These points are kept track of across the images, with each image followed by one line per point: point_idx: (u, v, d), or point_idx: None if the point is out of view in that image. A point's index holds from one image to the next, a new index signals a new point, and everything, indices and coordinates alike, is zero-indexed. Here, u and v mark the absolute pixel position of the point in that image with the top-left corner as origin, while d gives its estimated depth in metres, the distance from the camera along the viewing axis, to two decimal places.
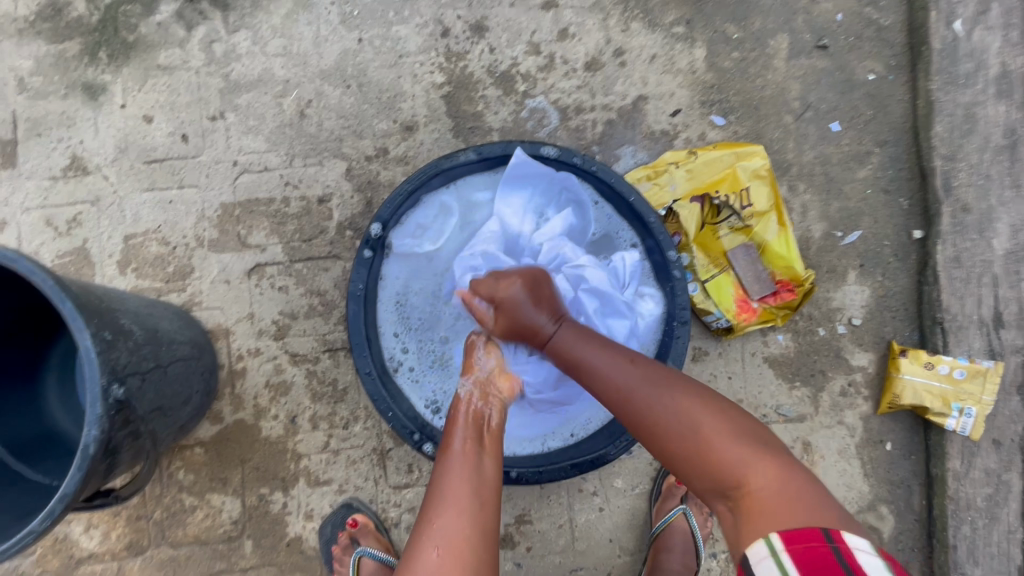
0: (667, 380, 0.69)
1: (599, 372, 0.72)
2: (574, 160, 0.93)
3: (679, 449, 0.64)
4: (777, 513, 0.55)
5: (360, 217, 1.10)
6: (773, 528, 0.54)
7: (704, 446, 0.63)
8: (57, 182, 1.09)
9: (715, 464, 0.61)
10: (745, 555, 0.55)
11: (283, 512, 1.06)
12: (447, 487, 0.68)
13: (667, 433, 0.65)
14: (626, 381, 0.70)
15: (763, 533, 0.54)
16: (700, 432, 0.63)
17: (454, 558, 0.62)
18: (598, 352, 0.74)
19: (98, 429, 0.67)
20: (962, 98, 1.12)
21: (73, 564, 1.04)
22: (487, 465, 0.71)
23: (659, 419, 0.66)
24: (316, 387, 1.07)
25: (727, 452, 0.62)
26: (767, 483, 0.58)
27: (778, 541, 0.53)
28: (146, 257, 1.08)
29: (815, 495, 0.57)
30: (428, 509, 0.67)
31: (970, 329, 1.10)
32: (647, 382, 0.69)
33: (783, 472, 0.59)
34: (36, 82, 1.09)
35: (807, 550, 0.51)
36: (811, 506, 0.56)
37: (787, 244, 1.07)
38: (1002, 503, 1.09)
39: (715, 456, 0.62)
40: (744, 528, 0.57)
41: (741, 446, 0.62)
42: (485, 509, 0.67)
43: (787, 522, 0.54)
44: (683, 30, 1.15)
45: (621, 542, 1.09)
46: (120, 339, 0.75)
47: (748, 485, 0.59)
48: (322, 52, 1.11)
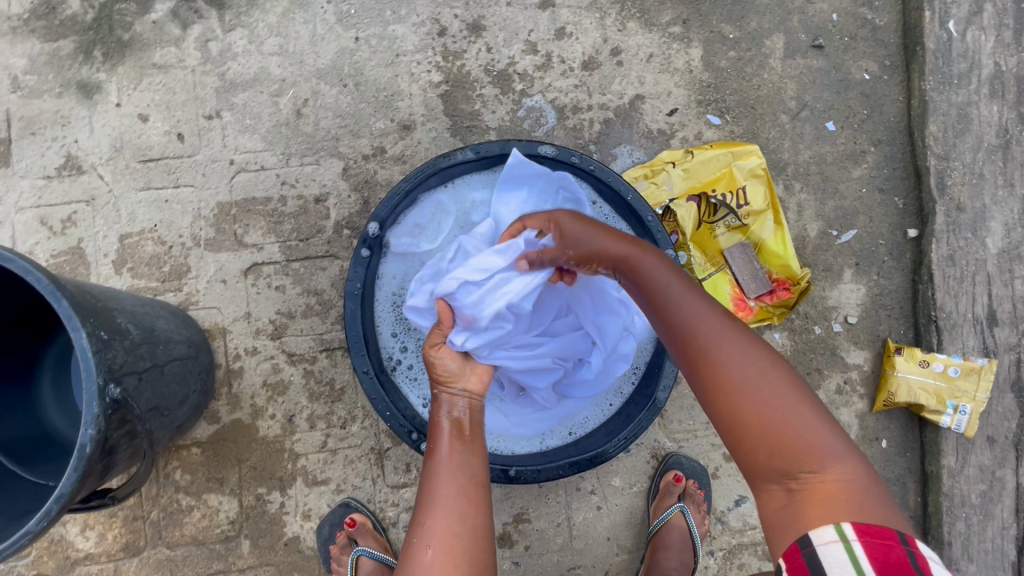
0: (749, 339, 0.65)
1: (681, 318, 0.67)
2: (571, 160, 0.95)
3: (752, 413, 0.60)
4: (850, 508, 0.55)
5: (357, 216, 1.09)
6: (844, 517, 0.54)
7: (784, 413, 0.59)
8: (52, 181, 1.08)
9: (790, 440, 0.58)
10: (808, 535, 0.54)
11: (281, 511, 1.06)
12: (436, 488, 0.68)
13: (741, 396, 0.61)
14: (710, 331, 0.65)
15: (835, 521, 0.54)
16: (777, 396, 0.60)
17: (447, 555, 0.62)
18: (687, 299, 0.68)
19: (94, 429, 0.67)
20: (955, 98, 1.13)
21: (69, 565, 1.03)
22: (471, 457, 0.71)
23: (738, 378, 0.62)
24: (313, 387, 1.07)
25: (803, 424, 0.59)
26: (843, 476, 0.57)
27: (850, 530, 0.52)
28: (142, 256, 1.07)
29: (879, 497, 0.56)
30: (424, 506, 0.67)
31: (964, 327, 1.11)
32: (732, 339, 0.64)
33: (855, 470, 0.58)
34: (30, 81, 1.09)
35: (882, 548, 0.51)
36: (884, 513, 0.55)
37: (783, 243, 1.09)
38: (996, 500, 1.10)
39: (793, 428, 0.59)
40: (806, 514, 0.55)
41: (821, 430, 0.59)
42: (473, 505, 0.67)
43: (859, 515, 0.54)
44: (679, 30, 1.15)
45: (618, 540, 1.09)
46: (116, 338, 0.75)
47: (823, 473, 0.57)
48: (319, 51, 1.11)
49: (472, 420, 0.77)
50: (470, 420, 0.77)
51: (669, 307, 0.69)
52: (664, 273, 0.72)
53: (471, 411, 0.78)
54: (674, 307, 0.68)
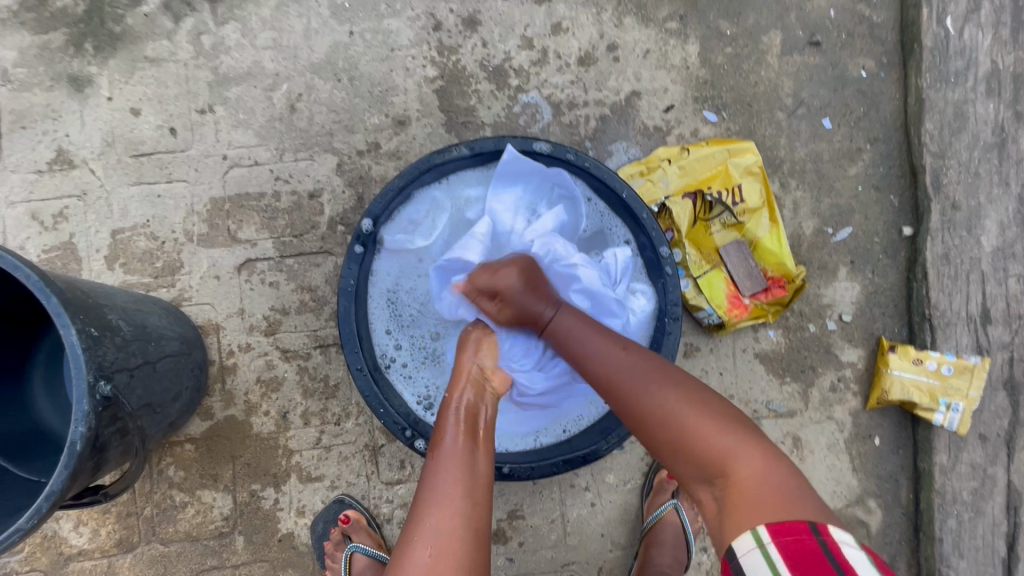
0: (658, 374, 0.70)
1: (595, 357, 0.75)
2: (566, 156, 0.93)
3: (659, 431, 0.67)
4: (769, 504, 0.57)
5: (351, 213, 1.09)
6: (760, 520, 0.56)
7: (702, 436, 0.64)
8: (43, 175, 1.07)
9: (699, 451, 0.63)
10: (733, 548, 0.57)
11: (275, 508, 1.06)
12: (438, 484, 0.68)
13: (648, 420, 0.67)
14: (621, 364, 0.73)
15: (752, 525, 0.56)
16: (681, 413, 0.66)
17: (445, 557, 0.62)
18: (595, 341, 0.77)
19: (85, 426, 0.67)
20: (952, 96, 1.13)
21: (62, 561, 1.03)
22: (479, 454, 0.72)
23: (646, 407, 0.68)
24: (307, 383, 1.07)
25: (703, 431, 0.64)
26: (749, 468, 0.61)
27: (766, 533, 0.55)
28: (134, 251, 1.07)
29: (788, 485, 0.59)
30: (428, 503, 0.66)
31: (958, 325, 1.11)
32: (636, 369, 0.71)
33: (756, 454, 0.62)
34: (21, 74, 1.07)
35: (795, 543, 0.53)
36: (794, 500, 0.57)
37: (778, 241, 1.09)
38: (988, 497, 1.10)
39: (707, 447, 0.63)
40: (730, 522, 0.58)
41: (723, 435, 0.63)
42: (478, 508, 0.67)
43: (771, 515, 0.56)
44: (676, 25, 1.15)
45: (612, 537, 1.09)
46: (107, 335, 0.74)
47: (731, 471, 0.61)
48: (313, 46, 1.10)
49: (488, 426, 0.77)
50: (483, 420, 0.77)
51: (578, 348, 0.77)
52: (574, 321, 0.81)
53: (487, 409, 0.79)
54: (582, 352, 0.77)
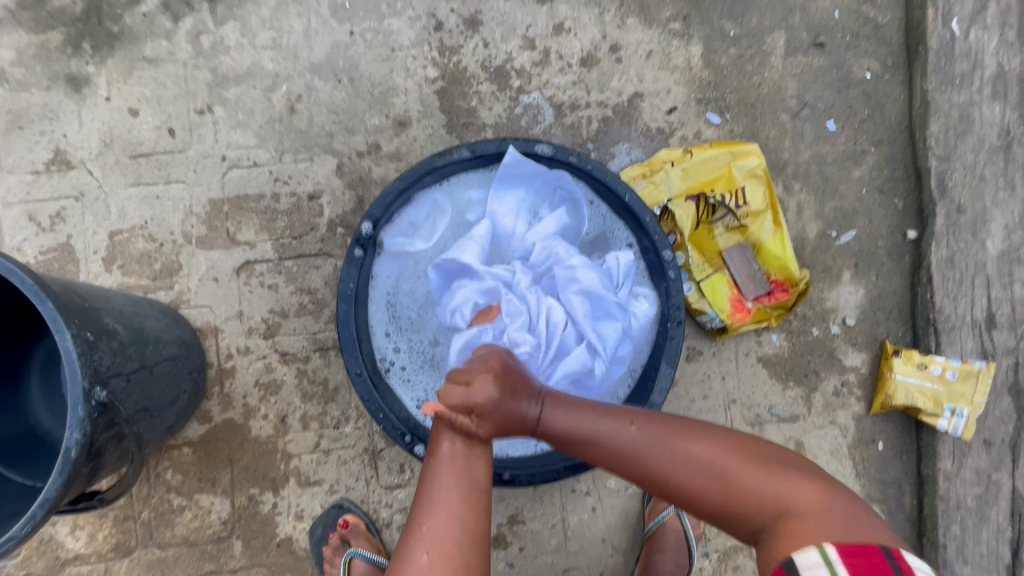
0: (686, 429, 0.69)
1: (615, 450, 0.69)
2: (569, 159, 0.92)
3: (709, 488, 0.64)
4: (830, 532, 0.56)
5: (351, 214, 1.08)
6: (827, 539, 0.55)
7: (750, 481, 0.63)
8: (40, 176, 1.06)
9: (753, 500, 0.62)
10: (790, 558, 0.55)
11: (273, 512, 1.05)
12: (434, 488, 0.67)
13: (694, 480, 0.65)
14: (640, 441, 0.68)
15: (819, 543, 0.55)
16: (733, 469, 0.65)
17: (442, 558, 0.61)
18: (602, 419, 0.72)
19: (79, 432, 0.66)
20: (958, 98, 1.11)
21: (59, 565, 1.02)
22: (479, 452, 0.71)
23: (687, 467, 0.66)
24: (306, 386, 1.06)
25: (753, 475, 0.64)
26: (804, 502, 0.61)
27: (834, 551, 0.53)
28: (132, 253, 1.06)
29: (845, 513, 0.59)
30: (422, 509, 0.66)
31: (962, 329, 1.10)
32: (667, 433, 0.69)
33: (803, 492, 0.62)
34: (18, 74, 1.07)
35: (869, 564, 0.52)
36: (853, 523, 0.57)
37: (782, 244, 1.08)
38: (992, 503, 1.09)
39: (756, 492, 0.62)
40: (792, 544, 0.56)
41: (770, 478, 0.63)
42: (476, 513, 0.66)
43: (841, 537, 0.55)
44: (679, 26, 1.14)
45: (613, 542, 1.08)
46: (103, 339, 0.73)
47: (786, 509, 0.60)
48: (313, 46, 1.09)
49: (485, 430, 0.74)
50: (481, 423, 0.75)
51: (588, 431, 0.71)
52: (567, 406, 0.73)
53: None
54: (592, 433, 0.70)
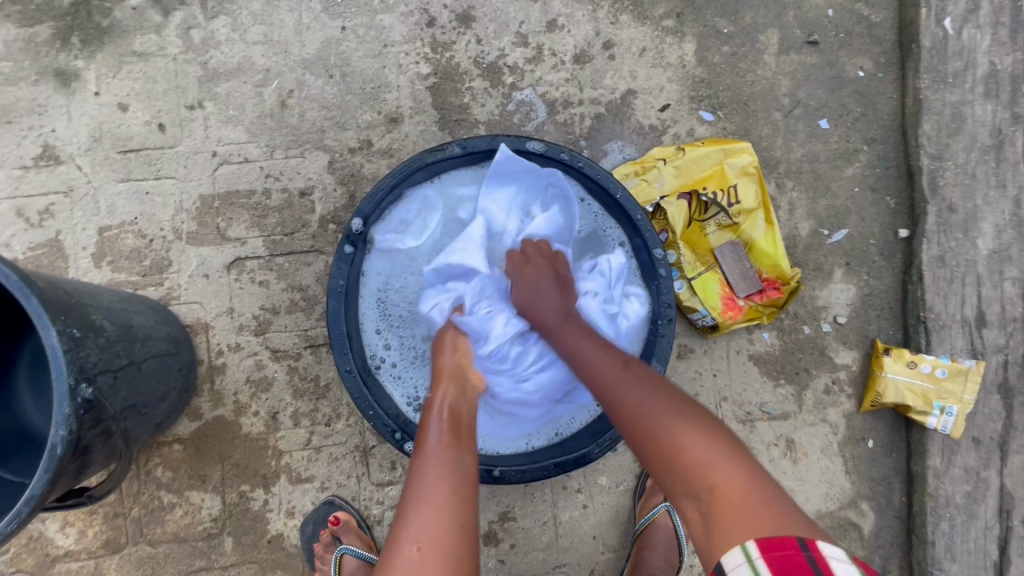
0: (653, 383, 0.71)
1: (599, 372, 0.74)
2: (560, 156, 0.92)
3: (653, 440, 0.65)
4: (749, 522, 0.54)
5: (343, 211, 1.07)
6: (750, 535, 0.53)
7: (688, 442, 0.62)
8: (28, 171, 1.05)
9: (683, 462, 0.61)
10: (720, 562, 0.54)
11: (264, 509, 1.05)
12: (420, 484, 0.67)
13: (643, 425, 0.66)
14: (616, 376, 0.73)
15: (741, 540, 0.53)
16: (679, 427, 0.64)
17: (433, 550, 0.60)
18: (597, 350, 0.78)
19: (65, 429, 0.65)
20: (950, 97, 1.12)
21: (48, 562, 1.02)
22: (467, 450, 0.72)
23: (647, 414, 0.67)
24: (297, 383, 1.06)
25: (695, 437, 0.63)
26: (738, 475, 0.59)
27: (754, 548, 0.52)
28: (121, 249, 1.05)
29: (773, 499, 0.57)
30: (410, 502, 0.65)
31: (953, 328, 1.10)
32: (637, 383, 0.71)
33: (740, 466, 0.60)
34: (6, 68, 1.06)
35: (783, 559, 0.50)
36: (779, 514, 0.55)
37: (774, 242, 1.08)
38: (980, 500, 1.10)
39: (690, 452, 0.62)
40: (719, 537, 0.56)
41: (708, 446, 0.62)
42: (465, 502, 0.66)
43: (760, 531, 0.53)
44: (673, 23, 1.13)
45: (604, 539, 1.09)
46: (90, 336, 0.73)
47: (718, 478, 0.59)
48: (305, 41, 1.09)
49: (468, 425, 0.77)
50: (465, 421, 0.77)
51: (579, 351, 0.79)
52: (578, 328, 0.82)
53: (467, 409, 0.80)
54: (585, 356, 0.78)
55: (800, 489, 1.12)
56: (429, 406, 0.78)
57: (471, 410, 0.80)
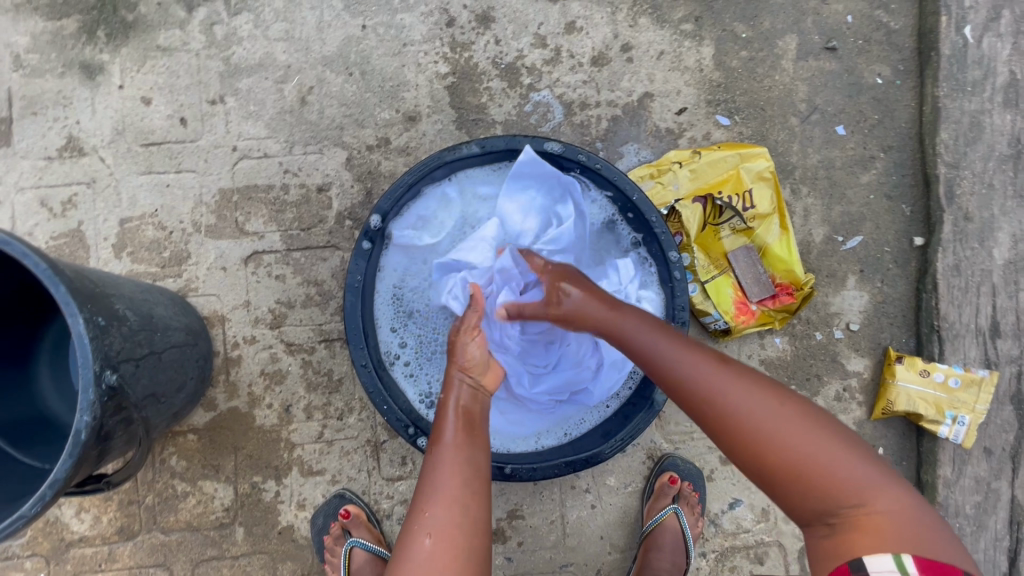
0: (766, 386, 0.67)
1: (696, 378, 0.69)
2: (578, 157, 0.92)
3: (764, 448, 0.63)
4: (896, 540, 0.56)
5: (359, 207, 1.08)
6: (901, 547, 0.55)
7: (818, 453, 0.61)
8: (52, 162, 1.07)
9: (822, 478, 0.60)
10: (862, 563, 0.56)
11: (275, 500, 1.06)
12: (438, 477, 0.69)
13: (762, 433, 0.63)
14: (721, 379, 0.68)
15: (893, 549, 0.55)
16: (805, 441, 0.62)
17: (445, 544, 0.63)
18: (686, 354, 0.72)
19: (89, 415, 0.67)
20: (968, 106, 1.11)
21: (64, 547, 1.04)
22: (473, 444, 0.73)
23: (764, 423, 0.64)
24: (311, 377, 1.07)
25: (838, 459, 0.61)
26: (885, 500, 0.59)
27: (909, 562, 0.54)
28: (142, 241, 1.07)
29: (928, 519, 0.58)
30: (426, 495, 0.68)
31: (966, 337, 1.10)
32: (749, 387, 0.67)
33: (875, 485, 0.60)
34: (33, 60, 1.08)
35: None
36: (928, 538, 0.56)
37: (788, 247, 1.08)
38: (991, 511, 1.09)
39: (826, 469, 0.60)
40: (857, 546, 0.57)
41: (849, 459, 0.61)
42: (477, 500, 0.68)
43: (915, 548, 0.55)
44: (691, 27, 1.14)
45: (611, 539, 1.09)
46: (114, 325, 0.74)
47: (868, 506, 0.58)
48: (325, 39, 1.10)
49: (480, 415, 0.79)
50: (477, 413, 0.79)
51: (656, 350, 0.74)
52: (646, 326, 0.78)
53: (481, 407, 0.81)
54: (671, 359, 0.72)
55: None
56: (442, 405, 0.79)
57: (484, 406, 0.82)
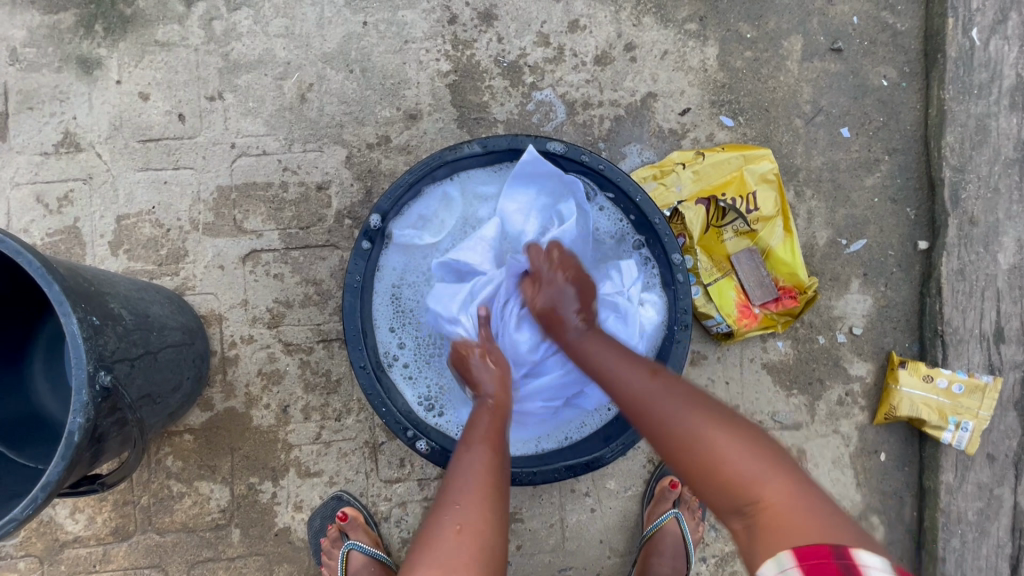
0: (687, 395, 0.69)
1: (627, 389, 0.73)
2: (581, 158, 0.91)
3: (682, 451, 0.64)
4: (787, 533, 0.53)
5: (359, 206, 1.07)
6: (785, 543, 0.52)
7: (721, 453, 0.61)
8: (49, 157, 1.06)
9: (726, 477, 0.60)
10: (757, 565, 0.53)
11: (272, 502, 1.05)
12: (454, 477, 0.68)
13: (676, 437, 0.65)
14: (648, 390, 0.71)
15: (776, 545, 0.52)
16: (710, 442, 0.62)
17: (470, 540, 0.60)
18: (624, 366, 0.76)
19: (83, 417, 0.65)
20: (974, 109, 1.10)
21: (57, 547, 1.03)
22: (503, 451, 0.73)
23: (677, 427, 0.65)
24: (309, 377, 1.06)
25: (737, 458, 0.60)
26: (782, 496, 0.57)
27: (788, 558, 0.51)
28: (139, 238, 1.05)
29: (822, 511, 0.55)
30: (446, 495, 0.66)
31: (970, 342, 1.09)
32: (669, 396, 0.69)
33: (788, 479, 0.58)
34: (29, 54, 1.06)
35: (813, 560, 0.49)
36: (822, 526, 0.53)
37: (792, 250, 1.06)
38: (993, 518, 1.09)
39: (728, 467, 0.60)
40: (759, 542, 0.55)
41: (750, 459, 0.60)
42: (497, 499, 0.66)
43: (800, 540, 0.52)
44: (695, 27, 1.12)
45: (611, 543, 1.08)
46: (109, 324, 0.73)
47: (764, 499, 0.57)
48: (326, 35, 1.08)
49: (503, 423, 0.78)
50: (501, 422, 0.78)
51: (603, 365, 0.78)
52: (599, 343, 0.82)
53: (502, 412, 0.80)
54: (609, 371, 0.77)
55: None
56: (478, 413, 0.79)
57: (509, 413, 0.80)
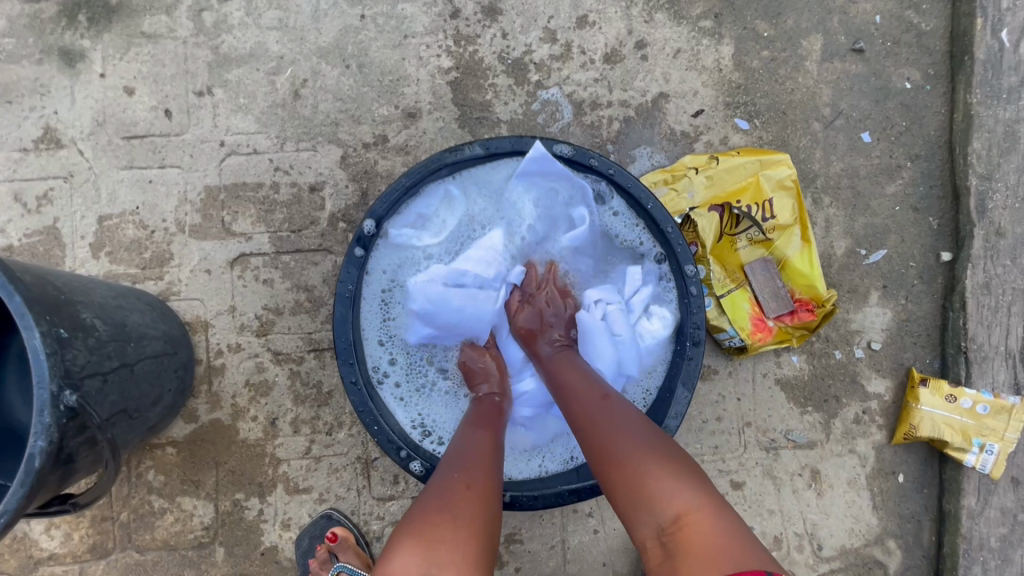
0: (631, 414, 0.68)
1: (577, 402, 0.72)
2: (589, 161, 0.86)
3: (618, 468, 0.62)
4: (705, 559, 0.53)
5: (354, 209, 1.02)
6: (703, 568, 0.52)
7: (651, 470, 0.60)
8: (28, 154, 1.00)
9: (653, 493, 0.59)
10: None
11: (259, 519, 0.99)
12: (447, 457, 0.68)
13: (615, 450, 0.63)
14: (597, 404, 0.70)
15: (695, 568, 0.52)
16: (646, 460, 0.61)
17: (470, 500, 0.61)
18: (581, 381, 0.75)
19: (44, 440, 0.60)
20: (1003, 114, 1.05)
21: (33, 565, 0.98)
22: (500, 441, 0.75)
23: (616, 441, 0.64)
24: (299, 389, 1.00)
25: (664, 477, 0.60)
26: (701, 515, 0.56)
27: None
28: (121, 240, 1.00)
29: (738, 536, 0.55)
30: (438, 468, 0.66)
31: (994, 360, 1.04)
32: (616, 413, 0.68)
33: (706, 500, 0.58)
34: (8, 44, 1.01)
35: None
36: (736, 549, 0.53)
37: (809, 262, 1.02)
38: (1016, 544, 1.03)
39: (656, 484, 0.59)
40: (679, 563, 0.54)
41: (676, 480, 0.59)
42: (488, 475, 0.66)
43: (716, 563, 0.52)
44: (710, 24, 1.07)
45: (614, 566, 1.03)
46: (79, 336, 0.68)
47: (686, 517, 0.56)
48: (321, 28, 1.03)
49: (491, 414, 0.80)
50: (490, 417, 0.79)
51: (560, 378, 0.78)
52: (564, 360, 0.81)
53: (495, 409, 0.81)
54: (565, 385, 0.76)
55: (824, 524, 1.06)
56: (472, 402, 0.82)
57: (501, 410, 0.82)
